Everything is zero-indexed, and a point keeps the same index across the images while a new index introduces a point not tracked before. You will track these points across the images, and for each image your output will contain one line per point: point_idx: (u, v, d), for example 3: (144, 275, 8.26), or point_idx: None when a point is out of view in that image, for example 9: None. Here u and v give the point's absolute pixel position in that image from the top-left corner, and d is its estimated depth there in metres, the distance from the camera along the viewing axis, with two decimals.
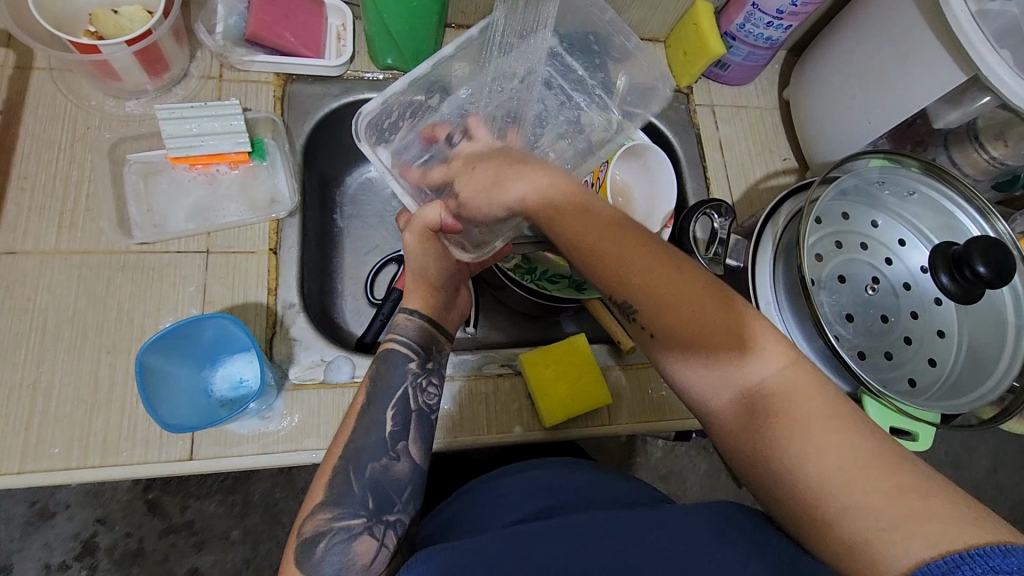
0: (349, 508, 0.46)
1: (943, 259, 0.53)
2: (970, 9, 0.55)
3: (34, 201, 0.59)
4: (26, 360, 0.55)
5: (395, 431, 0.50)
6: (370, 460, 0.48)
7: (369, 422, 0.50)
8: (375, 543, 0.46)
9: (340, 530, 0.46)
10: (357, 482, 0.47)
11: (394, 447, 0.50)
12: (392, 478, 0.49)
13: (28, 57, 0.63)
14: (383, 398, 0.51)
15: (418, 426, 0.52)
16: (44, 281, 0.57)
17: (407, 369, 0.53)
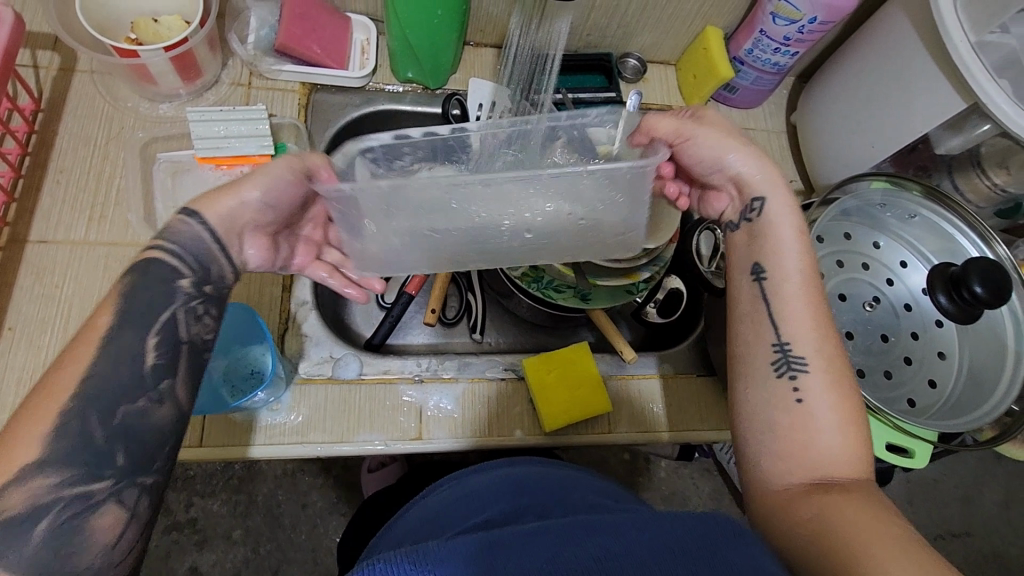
0: (82, 470, 0.38)
1: (940, 280, 0.54)
2: (970, 40, 0.57)
3: (67, 194, 0.62)
4: (50, 344, 0.57)
5: (160, 365, 0.42)
6: (121, 404, 0.40)
7: (116, 351, 0.40)
8: (123, 517, 0.39)
9: (74, 499, 0.37)
10: (103, 435, 0.39)
11: (157, 387, 0.41)
12: (151, 430, 0.41)
13: (72, 60, 0.67)
14: (139, 325, 0.42)
15: (189, 366, 0.43)
16: (72, 269, 0.60)
17: (177, 286, 0.44)
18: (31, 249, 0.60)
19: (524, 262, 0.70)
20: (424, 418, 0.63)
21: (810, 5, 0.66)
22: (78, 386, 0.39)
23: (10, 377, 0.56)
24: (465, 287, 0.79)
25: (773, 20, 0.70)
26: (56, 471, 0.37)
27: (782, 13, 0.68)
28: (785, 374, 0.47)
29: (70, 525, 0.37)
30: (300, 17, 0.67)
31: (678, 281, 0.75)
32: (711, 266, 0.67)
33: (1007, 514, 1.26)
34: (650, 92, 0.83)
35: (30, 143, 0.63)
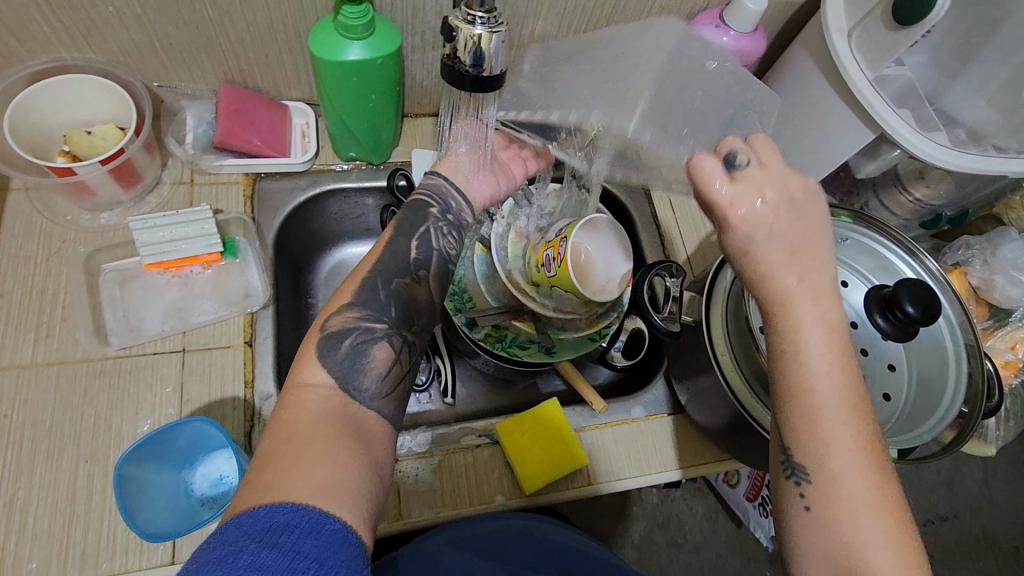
0: (375, 313, 0.50)
1: (876, 301, 0.57)
2: (868, 77, 0.61)
3: (11, 316, 0.61)
4: (2, 478, 0.55)
5: (418, 257, 0.56)
6: (397, 279, 0.53)
7: (396, 251, 0.55)
8: (391, 352, 0.49)
9: (364, 332, 0.49)
10: (383, 294, 0.52)
11: (417, 271, 0.55)
12: (411, 299, 0.53)
13: (5, 180, 0.66)
14: (408, 233, 0.57)
15: (437, 264, 0.57)
16: (22, 395, 0.58)
17: (430, 212, 0.59)
18: None
19: (486, 325, 0.72)
20: (403, 498, 0.62)
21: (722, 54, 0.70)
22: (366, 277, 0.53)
23: None
24: (432, 354, 0.79)
25: None
26: (360, 308, 0.50)
27: None
28: (791, 475, 0.42)
29: (357, 350, 0.48)
30: (237, 112, 0.68)
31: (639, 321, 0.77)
32: (667, 311, 0.67)
33: (987, 491, 1.30)
34: None
35: None
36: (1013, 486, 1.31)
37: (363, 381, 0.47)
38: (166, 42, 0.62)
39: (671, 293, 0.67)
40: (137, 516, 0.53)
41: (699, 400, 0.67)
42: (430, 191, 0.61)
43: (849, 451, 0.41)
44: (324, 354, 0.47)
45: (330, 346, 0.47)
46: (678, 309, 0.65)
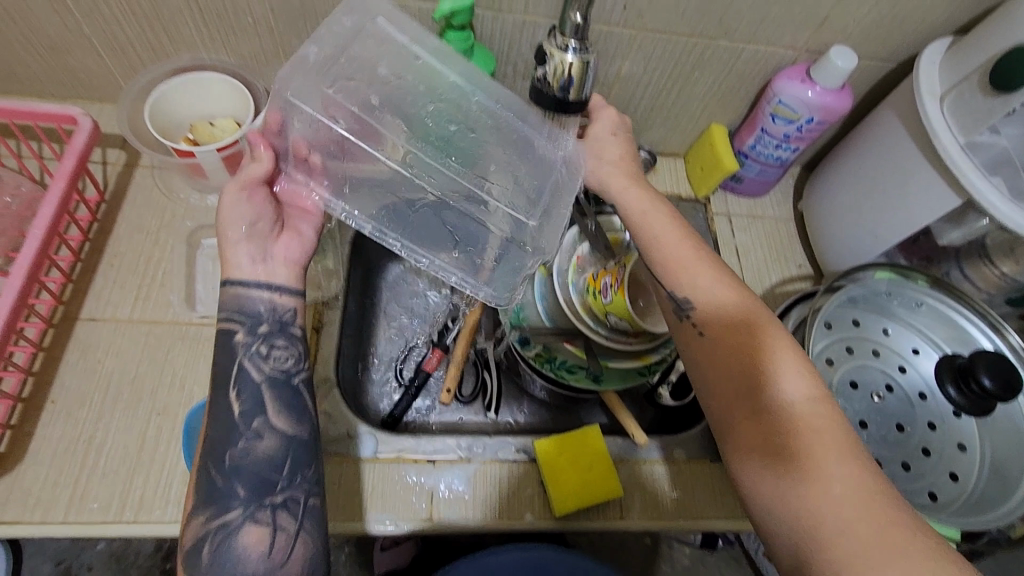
0: (220, 503, 0.49)
1: (949, 371, 0.55)
2: (959, 142, 0.60)
3: (118, 276, 0.68)
4: (86, 417, 0.61)
5: (248, 410, 0.52)
6: (226, 447, 0.50)
7: (217, 413, 0.52)
8: (266, 529, 0.49)
9: (219, 527, 0.48)
10: (221, 475, 0.50)
11: (251, 425, 0.52)
12: (260, 455, 0.51)
13: (136, 157, 0.75)
14: (224, 385, 0.53)
15: (273, 397, 0.53)
16: (115, 345, 0.64)
17: (237, 342, 0.54)
18: (79, 327, 0.65)
19: (538, 343, 0.73)
20: (435, 499, 0.63)
21: (806, 108, 0.71)
22: (205, 455, 0.51)
23: (47, 448, 0.59)
24: (481, 366, 0.81)
25: (772, 120, 0.74)
26: (205, 510, 0.49)
27: (780, 114, 0.73)
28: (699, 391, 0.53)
29: (219, 551, 0.47)
30: None
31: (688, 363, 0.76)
32: None
33: None
34: (659, 181, 0.88)
35: (91, 230, 0.70)
36: None
37: (248, 571, 0.47)
38: (288, 50, 0.70)
39: None
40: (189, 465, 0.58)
41: None
42: (230, 311, 0.55)
43: (722, 362, 0.51)
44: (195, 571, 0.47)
45: (196, 560, 0.47)
46: None
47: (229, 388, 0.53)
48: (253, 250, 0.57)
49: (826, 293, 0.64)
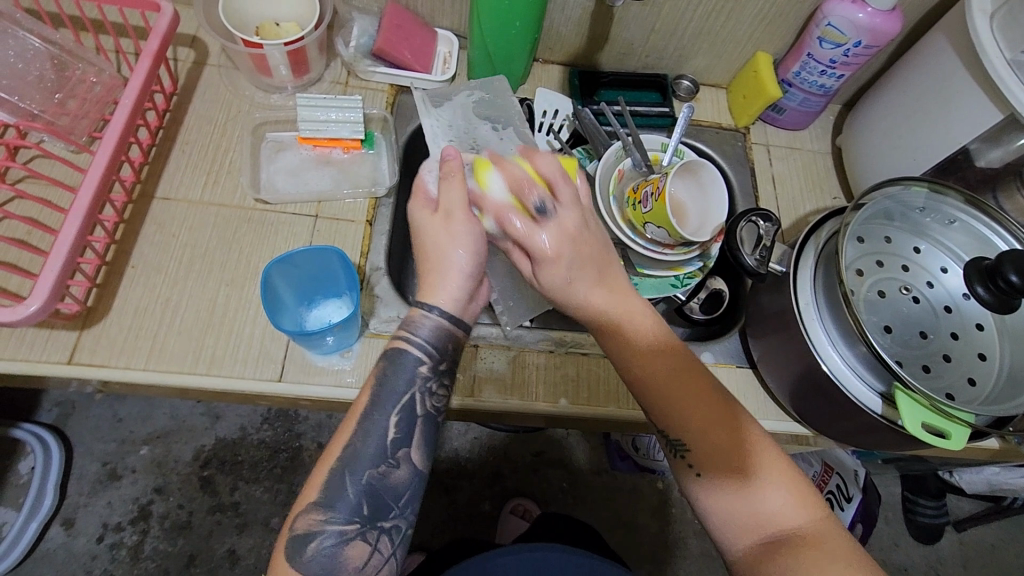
0: (340, 516, 0.49)
1: (976, 273, 0.57)
2: (1006, 58, 0.61)
3: (189, 161, 0.73)
4: (163, 282, 0.66)
5: (399, 437, 0.51)
6: (367, 467, 0.50)
7: (370, 424, 0.51)
8: (366, 548, 0.50)
9: (331, 533, 0.49)
10: (352, 488, 0.50)
11: (395, 453, 0.51)
12: (389, 486, 0.51)
13: (205, 55, 0.79)
14: (385, 404, 0.51)
15: (422, 431, 0.52)
16: (187, 223, 0.70)
17: (419, 371, 0.52)
18: (154, 205, 0.70)
19: None
20: (478, 378, 0.69)
21: (855, 30, 0.72)
22: (335, 460, 0.50)
23: (128, 304, 0.65)
24: None
25: (819, 44, 0.75)
26: (322, 511, 0.49)
27: (828, 37, 0.74)
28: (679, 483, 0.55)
29: (322, 558, 0.48)
30: (397, 27, 0.78)
31: (722, 282, 0.82)
32: (755, 256, 0.66)
33: None
34: (701, 110, 0.91)
35: (165, 118, 0.74)
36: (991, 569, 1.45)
37: None
38: None
39: (762, 242, 0.67)
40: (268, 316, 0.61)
41: (768, 356, 0.70)
42: (425, 341, 0.53)
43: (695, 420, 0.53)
44: (294, 556, 0.49)
45: (297, 551, 0.48)
46: (768, 255, 0.66)
47: (389, 409, 0.51)
48: (466, 286, 0.54)
49: (854, 210, 0.63)
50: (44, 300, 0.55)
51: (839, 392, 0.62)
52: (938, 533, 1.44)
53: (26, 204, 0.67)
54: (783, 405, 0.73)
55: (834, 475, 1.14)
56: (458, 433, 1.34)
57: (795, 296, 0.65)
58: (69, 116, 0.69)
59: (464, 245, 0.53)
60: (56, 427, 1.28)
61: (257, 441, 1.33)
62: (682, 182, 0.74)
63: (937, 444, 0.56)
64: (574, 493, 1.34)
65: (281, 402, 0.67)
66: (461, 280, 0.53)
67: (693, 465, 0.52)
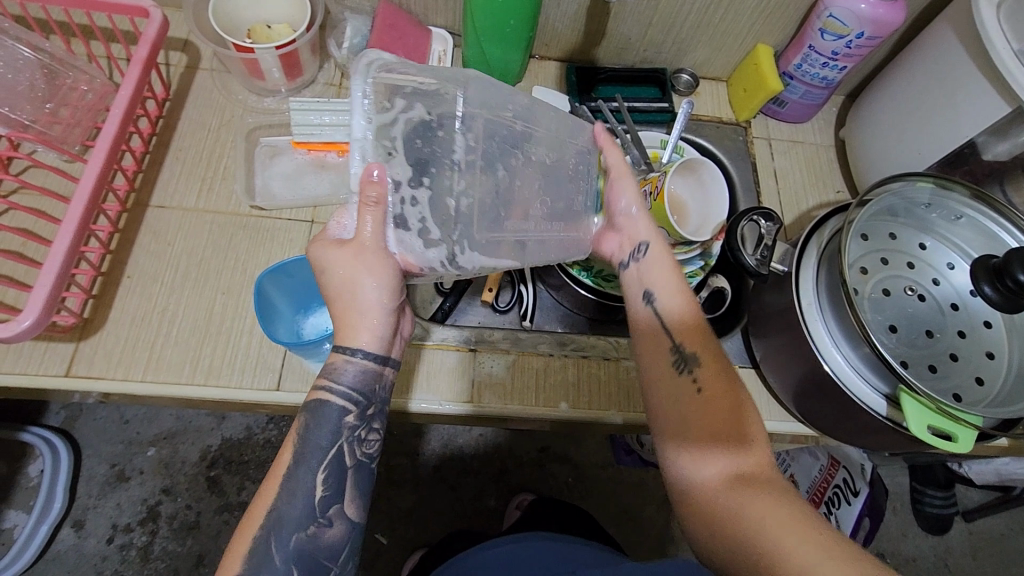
0: None
1: (983, 271, 0.56)
2: (1013, 47, 0.59)
3: (183, 168, 0.72)
4: (159, 292, 0.66)
5: (327, 495, 0.51)
6: (293, 531, 0.50)
7: (294, 486, 0.50)
8: None
9: None
10: (279, 554, 0.49)
11: (326, 512, 0.51)
12: (322, 544, 0.51)
13: (197, 59, 0.78)
14: (309, 461, 0.51)
15: (352, 481, 0.53)
16: (182, 231, 0.69)
17: (343, 421, 0.52)
18: (149, 213, 0.70)
19: None
20: (476, 383, 0.69)
21: (857, 21, 0.70)
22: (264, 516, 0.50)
23: (124, 315, 0.65)
24: (517, 280, 0.80)
25: (821, 36, 0.73)
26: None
27: (830, 29, 0.72)
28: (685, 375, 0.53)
29: None
30: (390, 26, 0.76)
31: (723, 280, 0.79)
32: (756, 255, 0.66)
33: None
34: (701, 104, 0.89)
35: (158, 125, 0.74)
36: (999, 560, 1.45)
37: None
38: None
39: (763, 241, 0.66)
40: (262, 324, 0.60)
41: (771, 356, 0.69)
42: (343, 390, 0.52)
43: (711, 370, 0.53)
44: None
45: None
46: (770, 255, 0.65)
47: (313, 467, 0.51)
48: (387, 323, 0.52)
49: (859, 206, 0.62)
50: (37, 315, 0.54)
51: (843, 394, 0.61)
52: (947, 523, 1.43)
53: (21, 215, 0.67)
54: (786, 405, 0.72)
55: (841, 468, 1.14)
56: (462, 430, 1.34)
57: (797, 296, 0.63)
58: (61, 125, 0.68)
59: (376, 279, 0.49)
60: (64, 430, 1.28)
61: (262, 441, 1.34)
62: (682, 180, 0.72)
63: (943, 446, 0.55)
64: (578, 488, 1.34)
65: (281, 409, 0.67)
66: (384, 319, 0.52)
67: (697, 380, 0.53)
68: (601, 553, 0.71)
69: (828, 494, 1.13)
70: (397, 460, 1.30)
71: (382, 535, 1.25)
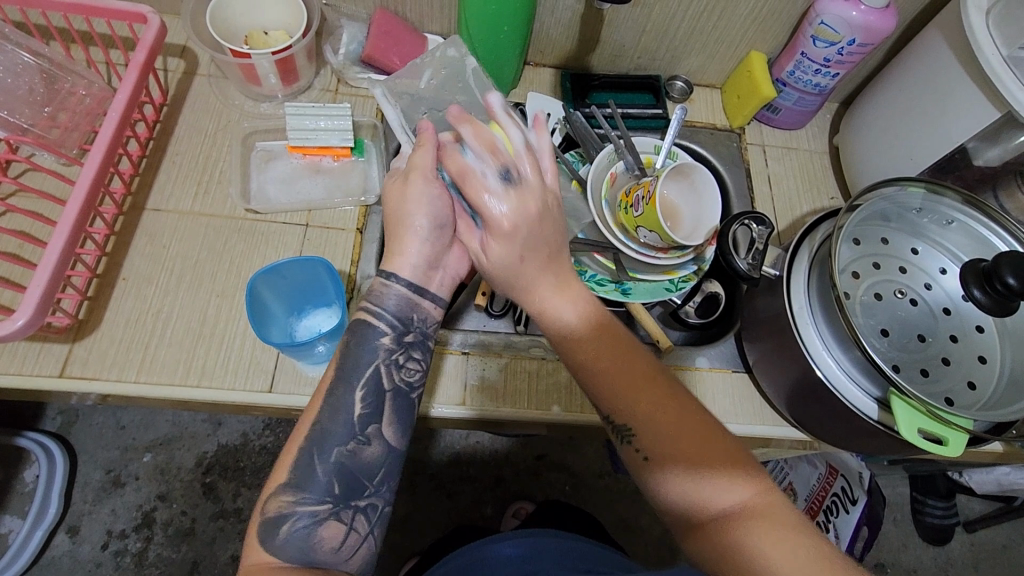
0: (314, 493, 0.49)
1: (973, 275, 0.56)
2: (1002, 54, 0.60)
3: (179, 172, 0.73)
4: (153, 294, 0.66)
5: (366, 413, 0.51)
6: (337, 443, 0.50)
7: (337, 401, 0.51)
8: (343, 526, 0.49)
9: (302, 514, 0.48)
10: (322, 467, 0.49)
11: (365, 429, 0.51)
12: (360, 463, 0.51)
13: (194, 66, 0.79)
14: (351, 378, 0.52)
15: (393, 405, 0.53)
16: (177, 234, 0.70)
17: (381, 344, 0.53)
18: (145, 216, 0.70)
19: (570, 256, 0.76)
20: (469, 386, 0.69)
21: (848, 28, 0.70)
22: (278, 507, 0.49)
23: (118, 317, 0.65)
24: None
25: (813, 43, 0.74)
26: (294, 492, 0.48)
27: (822, 36, 0.73)
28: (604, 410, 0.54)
29: (297, 534, 0.48)
30: (385, 33, 0.77)
31: (717, 285, 0.81)
32: (747, 260, 0.65)
33: None
34: (695, 111, 0.89)
35: (155, 129, 0.74)
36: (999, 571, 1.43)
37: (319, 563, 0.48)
38: None
39: (755, 245, 0.65)
40: (253, 324, 0.60)
41: (764, 362, 0.69)
42: (391, 316, 0.54)
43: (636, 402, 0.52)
44: (266, 540, 0.48)
45: (270, 533, 0.48)
46: (761, 260, 0.64)
47: (355, 386, 0.52)
48: (428, 252, 0.55)
49: (849, 211, 0.62)
50: (31, 314, 0.55)
51: (836, 399, 0.61)
52: (948, 534, 1.42)
53: (18, 218, 0.67)
54: (779, 410, 0.72)
55: (839, 477, 1.13)
56: (459, 437, 1.34)
57: (789, 301, 0.64)
58: (59, 129, 0.69)
59: (430, 217, 0.55)
60: (60, 435, 1.28)
61: (259, 447, 1.33)
62: (674, 184, 0.72)
63: (933, 450, 0.54)
64: (576, 496, 1.33)
65: (274, 412, 0.67)
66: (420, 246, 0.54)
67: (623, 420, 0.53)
68: (609, 560, 0.70)
69: (827, 502, 1.13)
70: None
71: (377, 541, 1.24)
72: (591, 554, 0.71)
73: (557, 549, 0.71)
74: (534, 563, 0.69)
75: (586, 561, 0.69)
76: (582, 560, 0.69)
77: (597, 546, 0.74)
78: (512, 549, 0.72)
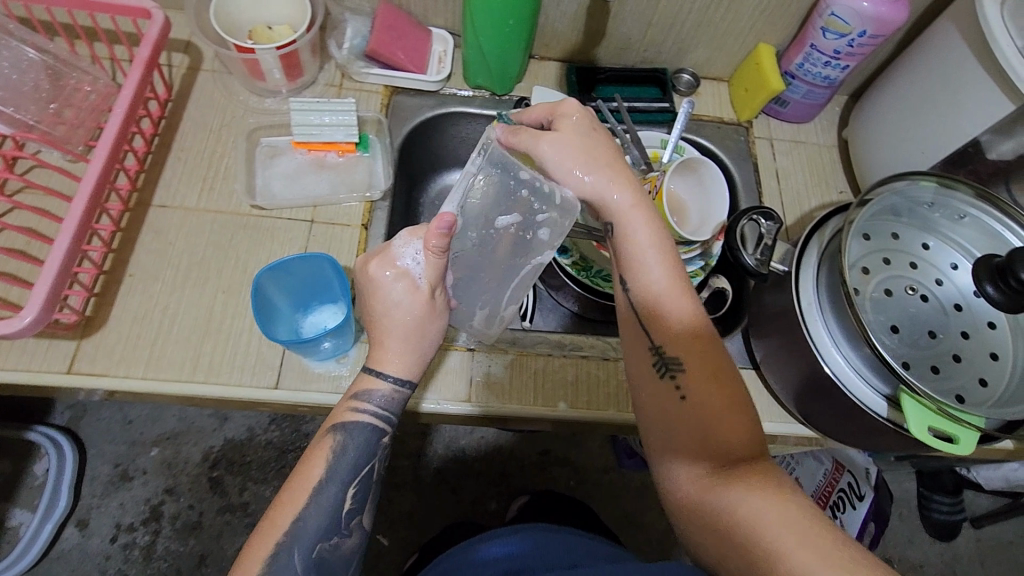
0: None
1: (985, 270, 0.55)
2: (1017, 45, 0.59)
3: (184, 168, 0.73)
4: (159, 291, 0.66)
5: (352, 509, 0.53)
6: (319, 542, 0.51)
7: (323, 497, 0.52)
8: None
9: None
10: (300, 562, 0.51)
11: (349, 524, 0.53)
12: (337, 556, 0.53)
13: (198, 61, 0.78)
14: (343, 476, 0.53)
15: (372, 497, 0.56)
16: (183, 230, 0.70)
17: (378, 443, 0.55)
18: (151, 212, 0.70)
19: (576, 252, 0.75)
20: (474, 383, 0.69)
21: (859, 20, 0.69)
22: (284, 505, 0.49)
23: (125, 314, 0.65)
24: None
25: (823, 35, 0.73)
26: None
27: (832, 27, 0.72)
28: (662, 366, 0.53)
29: None
30: (390, 27, 0.77)
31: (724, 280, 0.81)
32: (755, 255, 0.64)
33: None
34: (702, 104, 0.89)
35: (160, 125, 0.74)
36: (1006, 567, 1.43)
37: None
38: None
39: (763, 240, 0.64)
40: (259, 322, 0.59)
41: (772, 357, 0.69)
42: (384, 413, 0.55)
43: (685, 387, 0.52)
44: None
45: None
46: (769, 255, 0.64)
47: (343, 481, 0.53)
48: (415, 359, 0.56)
49: (858, 206, 0.61)
50: (38, 312, 0.55)
51: (844, 396, 0.60)
52: (954, 529, 1.41)
53: (24, 214, 0.67)
54: (787, 406, 0.71)
55: (846, 473, 1.12)
56: (464, 432, 1.34)
57: (798, 296, 0.63)
58: (64, 126, 0.69)
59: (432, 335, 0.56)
60: (69, 429, 1.29)
61: (265, 441, 1.34)
62: (682, 180, 0.72)
63: (942, 448, 0.54)
64: (581, 490, 1.33)
65: (280, 409, 0.67)
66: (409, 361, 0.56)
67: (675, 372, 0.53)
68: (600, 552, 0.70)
69: (833, 497, 1.12)
70: (400, 461, 1.30)
71: (382, 535, 1.25)
72: (580, 548, 0.71)
73: (546, 545, 0.71)
74: (524, 559, 0.69)
75: (577, 554, 0.69)
76: (572, 555, 0.68)
77: (590, 538, 0.74)
78: (499, 549, 0.71)
